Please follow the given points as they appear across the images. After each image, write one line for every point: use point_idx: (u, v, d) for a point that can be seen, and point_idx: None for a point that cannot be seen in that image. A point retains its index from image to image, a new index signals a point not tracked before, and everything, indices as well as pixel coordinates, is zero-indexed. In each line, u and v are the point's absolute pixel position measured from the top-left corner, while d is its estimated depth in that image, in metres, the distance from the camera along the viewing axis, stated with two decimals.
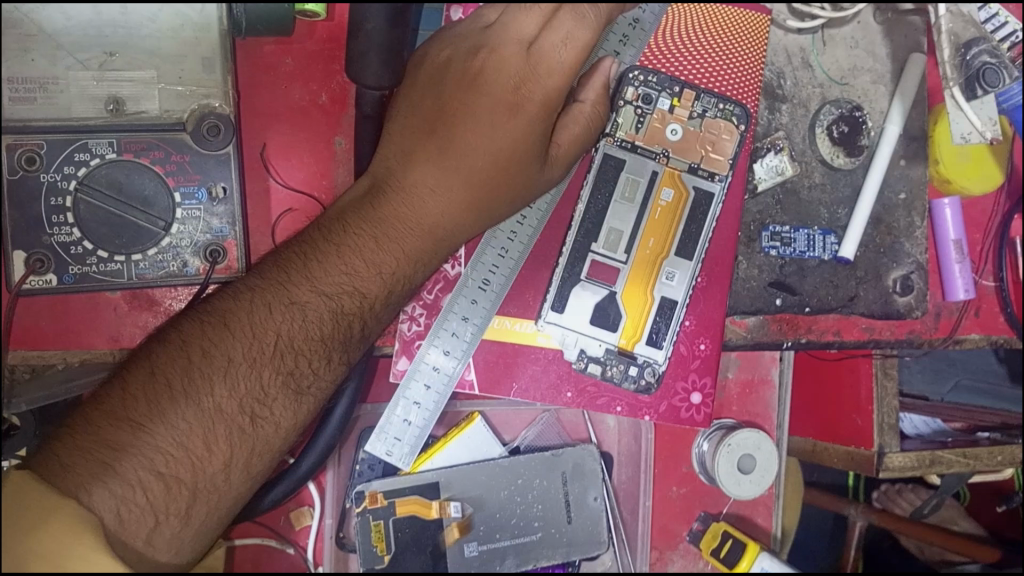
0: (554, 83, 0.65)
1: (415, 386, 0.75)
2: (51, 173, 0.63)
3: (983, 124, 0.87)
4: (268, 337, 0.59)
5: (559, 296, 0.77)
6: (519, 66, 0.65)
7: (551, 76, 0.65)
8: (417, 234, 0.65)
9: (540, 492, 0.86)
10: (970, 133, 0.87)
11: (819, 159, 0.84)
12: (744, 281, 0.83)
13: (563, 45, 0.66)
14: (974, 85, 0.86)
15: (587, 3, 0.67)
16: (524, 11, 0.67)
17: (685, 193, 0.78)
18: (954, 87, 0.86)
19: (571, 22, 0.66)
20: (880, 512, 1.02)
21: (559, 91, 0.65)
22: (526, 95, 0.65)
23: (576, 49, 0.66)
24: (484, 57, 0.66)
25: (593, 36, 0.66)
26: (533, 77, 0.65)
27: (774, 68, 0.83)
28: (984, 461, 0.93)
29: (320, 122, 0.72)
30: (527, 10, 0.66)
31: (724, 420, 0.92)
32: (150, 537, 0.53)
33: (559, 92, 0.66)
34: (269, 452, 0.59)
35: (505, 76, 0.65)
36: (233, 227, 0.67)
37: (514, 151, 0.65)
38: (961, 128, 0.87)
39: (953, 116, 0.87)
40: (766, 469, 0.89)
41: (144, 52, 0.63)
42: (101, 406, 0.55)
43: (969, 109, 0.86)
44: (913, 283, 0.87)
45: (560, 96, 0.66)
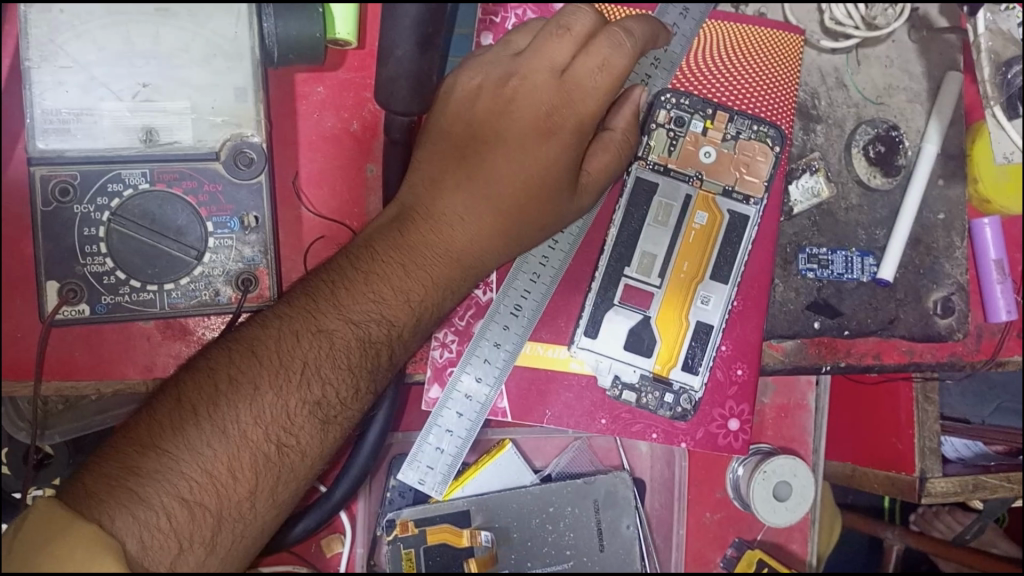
0: (588, 106, 0.64)
1: (448, 413, 0.74)
2: (84, 204, 0.63)
3: None
4: (295, 365, 0.59)
5: (592, 321, 0.76)
6: (552, 92, 0.64)
7: (585, 101, 0.64)
8: (445, 262, 0.64)
9: (572, 520, 0.86)
10: (1013, 156, 0.81)
11: (855, 179, 0.83)
12: (781, 304, 0.81)
13: (598, 71, 0.64)
14: (1016, 105, 0.82)
15: (624, 33, 0.65)
16: (556, 37, 0.65)
17: (719, 216, 0.77)
18: (995, 106, 0.80)
19: (609, 48, 0.64)
20: (917, 535, 1.00)
21: (592, 116, 0.64)
22: (558, 121, 0.64)
23: (612, 75, 0.64)
24: (516, 85, 0.65)
25: (629, 65, 0.65)
26: (566, 103, 0.64)
27: (807, 88, 0.83)
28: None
29: (351, 150, 0.71)
30: (560, 35, 0.64)
31: (762, 446, 0.91)
32: (174, 565, 0.51)
33: (593, 117, 0.65)
34: (293, 480, 0.59)
35: (536, 103, 0.64)
36: (265, 255, 0.66)
37: (543, 177, 0.64)
38: (1003, 147, 0.81)
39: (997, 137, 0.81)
40: (802, 496, 0.87)
41: (175, 82, 0.64)
42: (128, 435, 0.55)
43: (1011, 128, 0.80)
44: (954, 304, 0.85)
45: (593, 121, 0.65)
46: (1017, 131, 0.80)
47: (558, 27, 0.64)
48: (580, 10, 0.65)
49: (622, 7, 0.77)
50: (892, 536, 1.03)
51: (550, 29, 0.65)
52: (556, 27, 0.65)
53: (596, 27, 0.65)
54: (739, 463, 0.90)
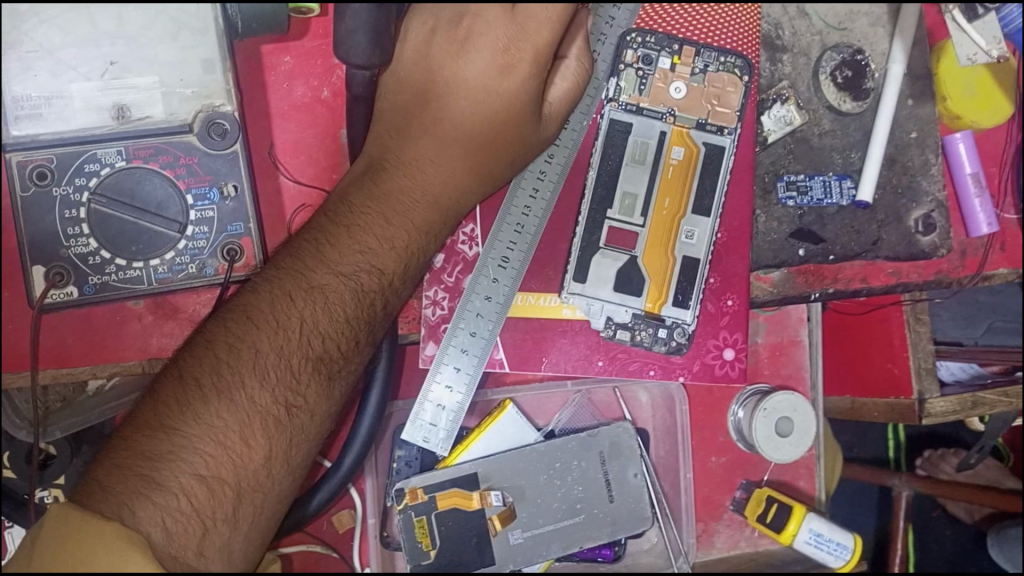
0: (544, 38, 0.63)
1: (446, 369, 0.74)
2: (63, 186, 0.63)
3: (988, 44, 0.87)
4: (293, 324, 0.59)
5: (579, 265, 0.76)
6: (507, 27, 0.63)
7: (540, 32, 0.63)
8: (426, 206, 0.65)
9: (579, 473, 0.86)
10: (976, 56, 0.87)
11: (826, 105, 0.84)
12: (765, 234, 0.82)
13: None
14: (975, 5, 0.87)
15: None
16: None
17: (696, 150, 0.77)
18: (954, 10, 0.87)
19: None
20: (924, 479, 1.01)
21: (549, 46, 0.63)
22: (517, 54, 0.64)
23: (563, 3, 0.62)
24: (470, 24, 0.64)
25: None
26: (521, 36, 0.63)
27: (770, 20, 0.83)
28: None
29: (324, 116, 0.72)
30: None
31: (759, 386, 0.92)
32: (201, 544, 0.52)
33: (552, 47, 0.63)
34: (306, 440, 0.59)
35: (491, 38, 0.64)
36: (248, 225, 0.66)
37: (508, 110, 0.65)
38: (967, 51, 0.87)
39: (957, 37, 0.87)
40: (804, 430, 0.89)
41: (142, 59, 0.63)
42: (136, 422, 0.55)
43: (971, 30, 0.87)
44: (936, 221, 0.86)
45: (551, 51, 0.64)
46: (977, 32, 0.87)
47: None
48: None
49: None
50: (899, 483, 1.05)
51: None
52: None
53: None
54: (739, 404, 0.91)
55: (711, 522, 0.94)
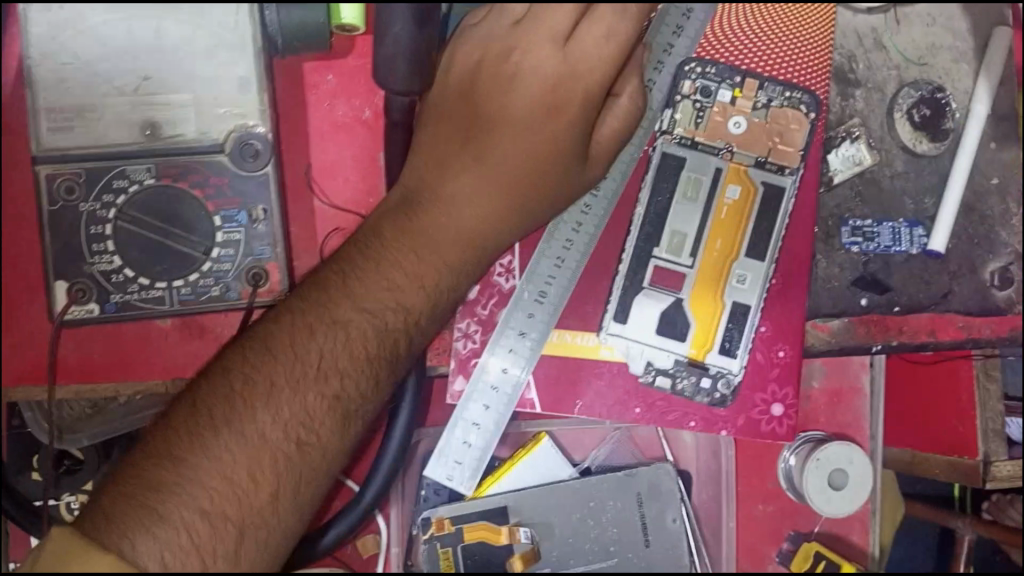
0: (595, 79, 0.58)
1: (474, 406, 0.71)
2: (90, 202, 0.62)
3: None
4: (311, 359, 0.57)
5: (621, 306, 0.73)
6: (556, 66, 0.59)
7: (591, 73, 0.58)
8: (460, 244, 0.61)
9: (614, 514, 0.82)
10: None
11: (900, 146, 0.78)
12: (824, 280, 0.77)
13: (604, 40, 0.58)
14: None
15: None
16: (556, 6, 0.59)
17: (753, 189, 0.73)
18: None
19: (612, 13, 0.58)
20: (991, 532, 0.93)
21: (600, 88, 0.58)
22: (565, 94, 0.59)
23: (619, 44, 0.58)
24: (517, 61, 0.60)
25: (636, 31, 0.59)
26: (571, 76, 0.59)
27: (844, 51, 0.78)
28: None
29: (364, 138, 0.69)
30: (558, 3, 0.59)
31: (813, 433, 0.86)
32: None
33: (603, 86, 0.59)
34: (318, 478, 0.57)
35: (539, 76, 0.59)
36: (274, 249, 0.64)
37: (551, 153, 0.60)
38: None
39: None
40: (860, 483, 0.83)
41: (178, 76, 0.62)
42: (149, 447, 0.54)
43: None
44: (1013, 275, 0.80)
45: (603, 89, 0.59)
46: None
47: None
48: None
49: None
50: (962, 523, 0.95)
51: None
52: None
53: None
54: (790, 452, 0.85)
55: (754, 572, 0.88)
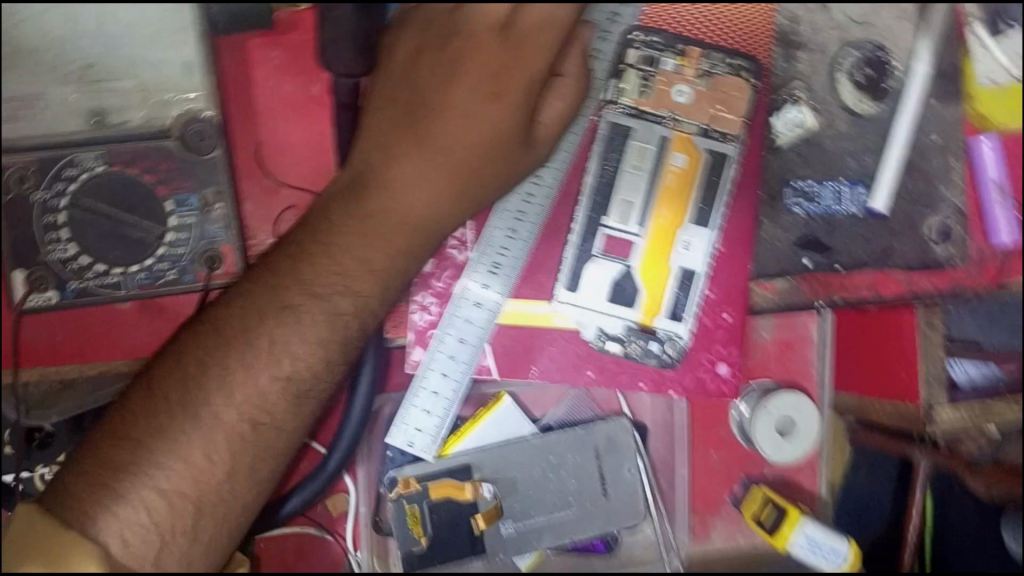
0: (534, 65, 0.62)
1: (432, 375, 0.74)
2: (42, 191, 0.63)
3: (1009, 63, 0.81)
4: (263, 345, 0.59)
5: (572, 274, 0.75)
6: (495, 52, 0.62)
7: (529, 61, 0.62)
8: (407, 227, 0.62)
9: (574, 468, 0.84)
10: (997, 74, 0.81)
11: (842, 106, 0.79)
12: (767, 243, 0.79)
13: (542, 28, 0.62)
14: (997, 21, 0.81)
15: None
16: None
17: (698, 157, 0.75)
18: (976, 23, 0.81)
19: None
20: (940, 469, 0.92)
21: (539, 76, 0.62)
22: (506, 81, 0.62)
23: (556, 28, 0.62)
24: (457, 47, 0.62)
25: (571, 17, 0.63)
26: (510, 64, 0.62)
27: (788, 13, 0.78)
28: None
29: (316, 115, 0.69)
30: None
31: (764, 382, 0.86)
32: (159, 556, 0.56)
33: (541, 71, 0.62)
34: (272, 457, 0.60)
35: (480, 63, 0.62)
36: (228, 231, 0.65)
37: (493, 137, 0.62)
38: (987, 67, 0.81)
39: (979, 54, 0.81)
40: (808, 430, 0.85)
41: (122, 61, 0.63)
42: (112, 428, 0.58)
43: (994, 47, 0.81)
44: (952, 229, 0.82)
45: (541, 74, 0.62)
46: (998, 49, 0.81)
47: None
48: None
49: None
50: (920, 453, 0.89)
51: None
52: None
53: None
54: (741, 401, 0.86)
55: (707, 519, 0.89)
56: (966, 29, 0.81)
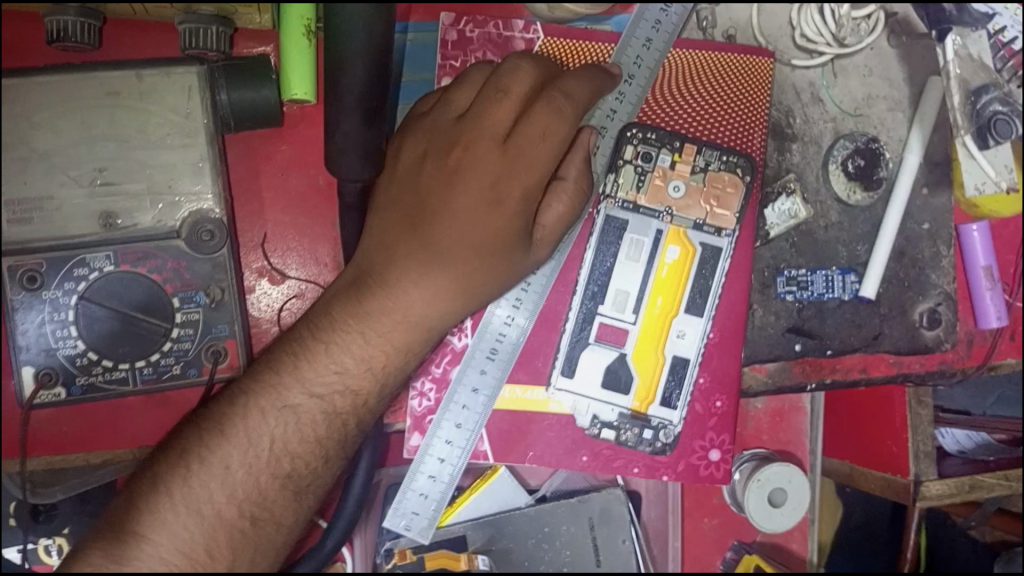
0: (535, 175, 0.63)
1: (429, 460, 0.75)
2: (53, 290, 0.65)
3: (997, 173, 0.82)
4: (263, 443, 0.60)
5: (568, 360, 0.77)
6: (496, 163, 0.63)
7: (530, 171, 0.63)
8: (405, 327, 0.64)
9: (568, 538, 0.83)
10: (983, 184, 0.82)
11: (835, 198, 0.81)
12: (760, 329, 0.80)
13: (540, 142, 0.63)
14: (986, 136, 0.81)
15: (563, 97, 0.65)
16: (497, 101, 0.64)
17: (692, 250, 0.78)
18: (965, 137, 0.82)
19: (550, 115, 0.64)
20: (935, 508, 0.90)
21: (538, 184, 0.64)
22: (506, 190, 0.63)
23: (554, 143, 0.64)
24: (459, 155, 0.64)
25: (570, 131, 0.65)
26: (511, 173, 0.63)
27: (782, 107, 0.80)
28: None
29: (320, 208, 0.72)
30: (499, 99, 0.64)
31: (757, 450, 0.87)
32: None
33: (539, 180, 0.64)
34: (271, 551, 0.61)
35: (481, 170, 0.63)
36: (233, 327, 0.68)
37: (491, 244, 0.64)
38: (975, 178, 0.82)
39: (965, 163, 0.82)
40: (800, 501, 0.83)
41: (132, 162, 0.64)
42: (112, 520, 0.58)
43: (982, 159, 0.82)
44: (941, 315, 0.83)
45: (538, 184, 0.64)
46: (987, 159, 0.82)
47: (496, 90, 0.64)
48: (519, 66, 0.65)
49: (570, 46, 0.76)
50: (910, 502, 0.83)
51: (489, 89, 0.65)
52: (495, 89, 0.64)
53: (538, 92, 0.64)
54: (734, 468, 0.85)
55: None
56: (955, 143, 0.82)
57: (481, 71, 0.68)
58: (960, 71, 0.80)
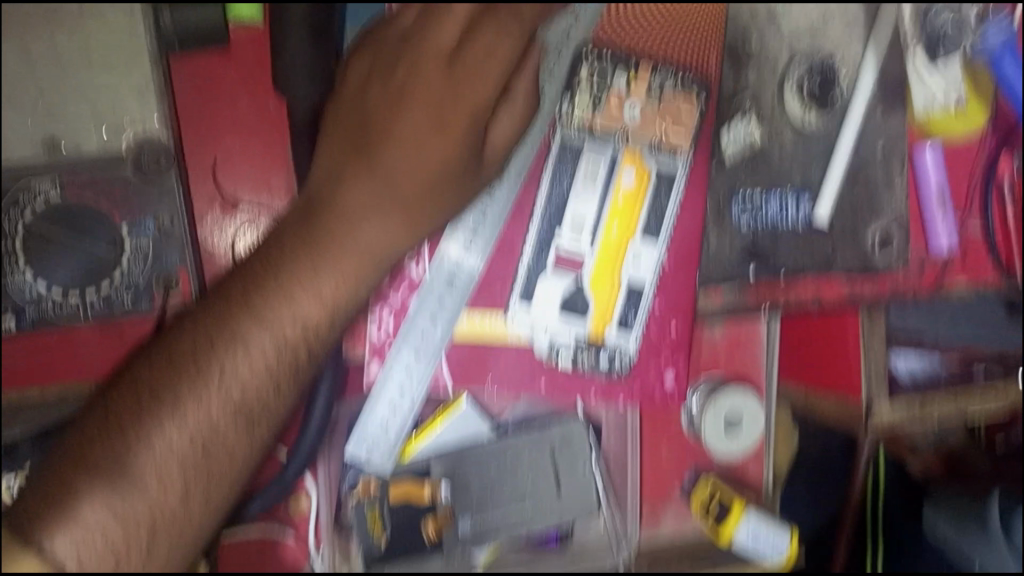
0: (479, 97, 0.64)
1: (391, 386, 0.77)
2: (0, 218, 0.66)
3: (946, 89, 0.82)
4: (212, 375, 0.59)
5: (525, 287, 0.78)
6: (441, 83, 0.63)
7: (474, 92, 0.64)
8: (359, 255, 0.63)
9: (526, 466, 0.80)
10: (931, 99, 0.82)
11: (790, 119, 0.81)
12: (715, 253, 0.81)
13: (485, 59, 0.64)
14: (936, 46, 0.82)
15: (508, 15, 0.65)
16: (442, 20, 0.65)
17: (647, 173, 0.78)
18: (915, 48, 0.82)
19: (493, 33, 0.64)
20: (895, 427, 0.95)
21: (483, 105, 0.65)
22: (451, 112, 0.64)
23: (499, 62, 0.65)
24: (404, 75, 0.64)
25: (516, 50, 0.65)
26: (455, 93, 0.64)
27: (737, 28, 0.80)
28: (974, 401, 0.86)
29: (268, 133, 0.68)
30: (442, 19, 0.64)
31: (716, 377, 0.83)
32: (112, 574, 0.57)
33: (484, 102, 0.65)
34: (226, 482, 0.61)
35: (427, 93, 0.63)
36: (183, 257, 0.68)
37: (439, 166, 0.64)
38: (923, 92, 0.82)
39: (914, 79, 0.82)
40: (755, 421, 0.84)
41: (73, 89, 0.66)
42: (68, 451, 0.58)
43: (931, 74, 0.82)
44: (894, 238, 0.83)
45: (484, 106, 0.65)
46: (935, 74, 0.82)
47: (438, 12, 0.65)
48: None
49: None
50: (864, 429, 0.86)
51: (433, 12, 0.65)
52: (438, 8, 0.65)
53: (482, 10, 0.65)
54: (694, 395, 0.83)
55: (658, 506, 0.84)
56: (904, 53, 0.82)
57: None
58: None
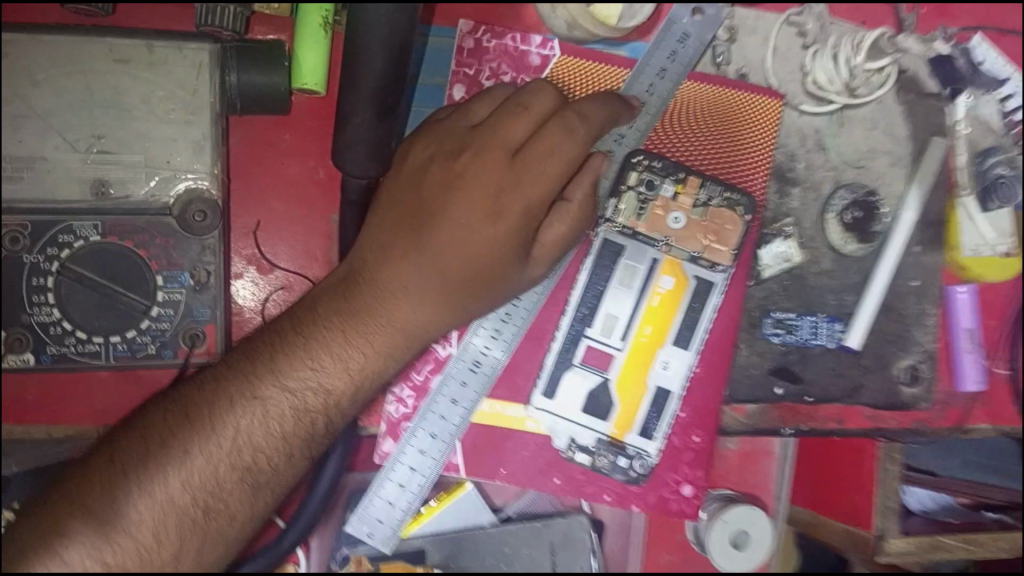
0: (537, 193, 0.62)
1: (400, 468, 0.73)
2: (34, 254, 0.65)
3: (995, 236, 0.83)
4: (226, 432, 0.59)
5: (550, 382, 0.76)
6: (500, 176, 0.62)
7: (532, 188, 0.62)
8: (390, 332, 0.64)
9: (527, 561, 0.80)
10: (980, 245, 0.83)
11: (829, 245, 0.81)
12: (744, 367, 0.80)
13: (547, 157, 0.62)
14: (989, 196, 0.82)
15: (576, 116, 0.64)
16: (513, 117, 0.64)
17: (685, 281, 0.78)
18: (967, 195, 0.82)
19: (560, 134, 0.63)
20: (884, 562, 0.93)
21: (538, 202, 0.63)
22: (505, 204, 0.62)
23: (563, 161, 0.63)
24: (466, 161, 0.63)
25: (581, 152, 0.63)
26: (511, 187, 0.62)
27: (785, 150, 0.80)
28: (984, 548, 0.81)
29: (317, 198, 0.70)
30: (516, 115, 0.64)
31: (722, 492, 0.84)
32: None
33: (540, 201, 0.63)
34: (222, 544, 0.59)
35: (483, 183, 0.62)
36: (214, 312, 0.67)
37: (484, 258, 0.63)
38: (972, 238, 0.83)
39: (964, 223, 0.82)
40: (760, 543, 0.81)
41: (133, 135, 0.65)
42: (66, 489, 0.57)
43: (981, 219, 0.82)
44: (922, 374, 0.82)
45: (540, 205, 0.63)
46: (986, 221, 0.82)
47: (514, 106, 0.64)
48: (541, 88, 0.65)
49: (586, 83, 0.76)
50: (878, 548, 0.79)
51: (507, 106, 0.65)
52: (512, 105, 0.64)
53: (552, 111, 0.64)
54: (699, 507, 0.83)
55: None
56: (956, 200, 0.82)
57: (504, 89, 0.68)
58: (968, 130, 0.82)
